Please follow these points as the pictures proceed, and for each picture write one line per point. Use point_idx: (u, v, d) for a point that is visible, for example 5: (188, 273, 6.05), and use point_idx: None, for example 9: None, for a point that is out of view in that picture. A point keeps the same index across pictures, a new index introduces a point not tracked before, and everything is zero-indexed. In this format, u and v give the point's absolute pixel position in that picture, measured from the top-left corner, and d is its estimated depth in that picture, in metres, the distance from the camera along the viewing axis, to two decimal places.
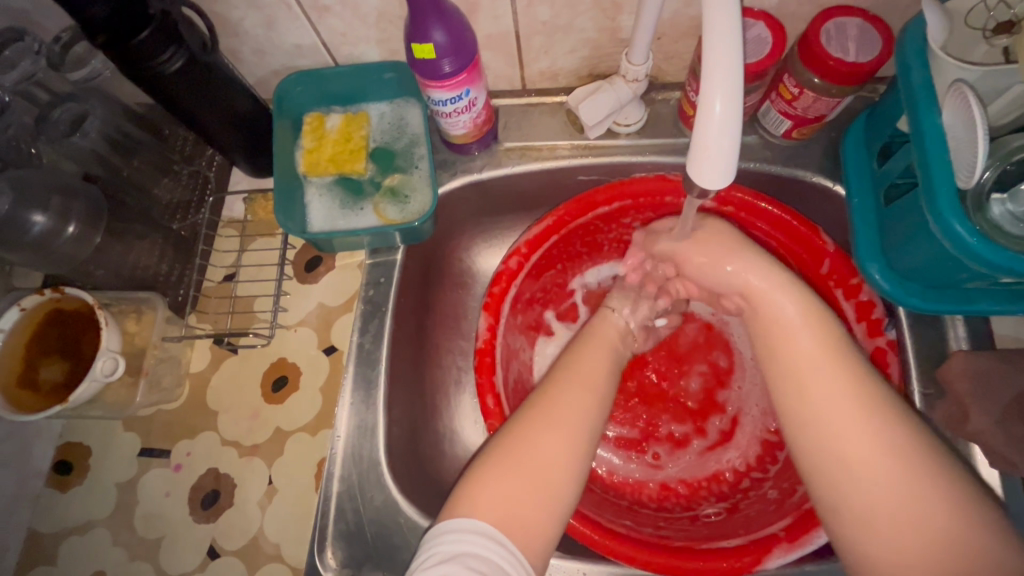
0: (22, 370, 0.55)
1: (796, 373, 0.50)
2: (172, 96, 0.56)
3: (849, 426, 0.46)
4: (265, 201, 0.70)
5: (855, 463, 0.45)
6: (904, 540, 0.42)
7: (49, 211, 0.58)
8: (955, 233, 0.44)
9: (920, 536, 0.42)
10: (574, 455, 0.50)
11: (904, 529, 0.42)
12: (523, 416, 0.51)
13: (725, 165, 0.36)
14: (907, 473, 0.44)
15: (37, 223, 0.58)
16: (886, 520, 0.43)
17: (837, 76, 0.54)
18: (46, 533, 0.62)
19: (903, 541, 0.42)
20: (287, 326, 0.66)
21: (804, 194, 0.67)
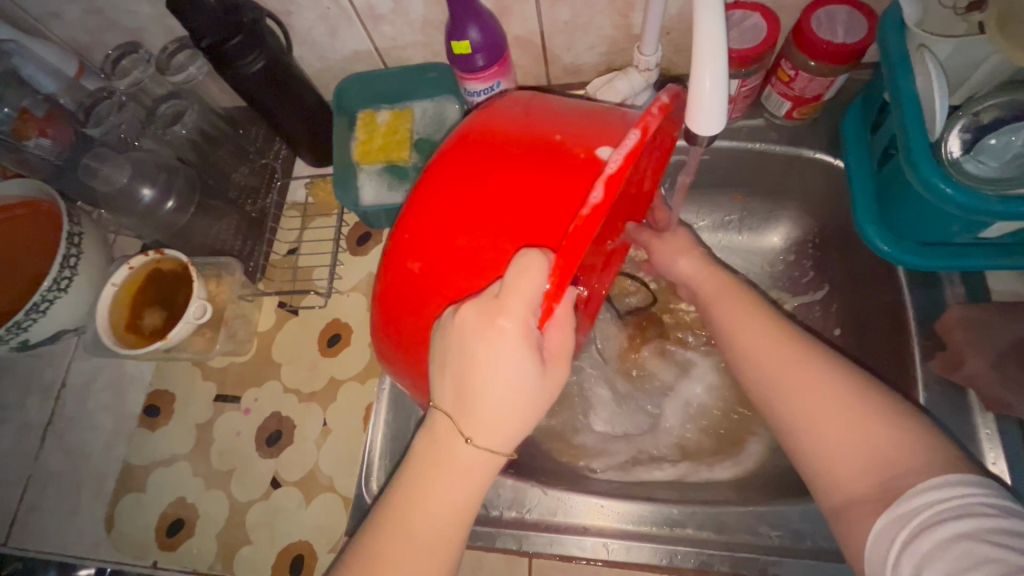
0: (129, 317, 0.66)
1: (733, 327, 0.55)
2: (253, 90, 0.68)
3: (787, 374, 0.48)
4: (325, 184, 0.81)
5: (809, 411, 0.46)
6: (860, 478, 0.43)
7: (156, 187, 0.72)
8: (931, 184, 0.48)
9: (868, 462, 0.43)
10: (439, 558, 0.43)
11: (849, 463, 0.43)
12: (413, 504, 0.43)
13: (716, 113, 0.42)
14: (850, 410, 0.45)
15: (145, 195, 0.71)
16: (828, 451, 0.44)
17: (825, 58, 0.60)
18: (137, 466, 0.72)
19: (846, 471, 0.43)
20: (341, 291, 0.76)
21: (809, 172, 0.72)
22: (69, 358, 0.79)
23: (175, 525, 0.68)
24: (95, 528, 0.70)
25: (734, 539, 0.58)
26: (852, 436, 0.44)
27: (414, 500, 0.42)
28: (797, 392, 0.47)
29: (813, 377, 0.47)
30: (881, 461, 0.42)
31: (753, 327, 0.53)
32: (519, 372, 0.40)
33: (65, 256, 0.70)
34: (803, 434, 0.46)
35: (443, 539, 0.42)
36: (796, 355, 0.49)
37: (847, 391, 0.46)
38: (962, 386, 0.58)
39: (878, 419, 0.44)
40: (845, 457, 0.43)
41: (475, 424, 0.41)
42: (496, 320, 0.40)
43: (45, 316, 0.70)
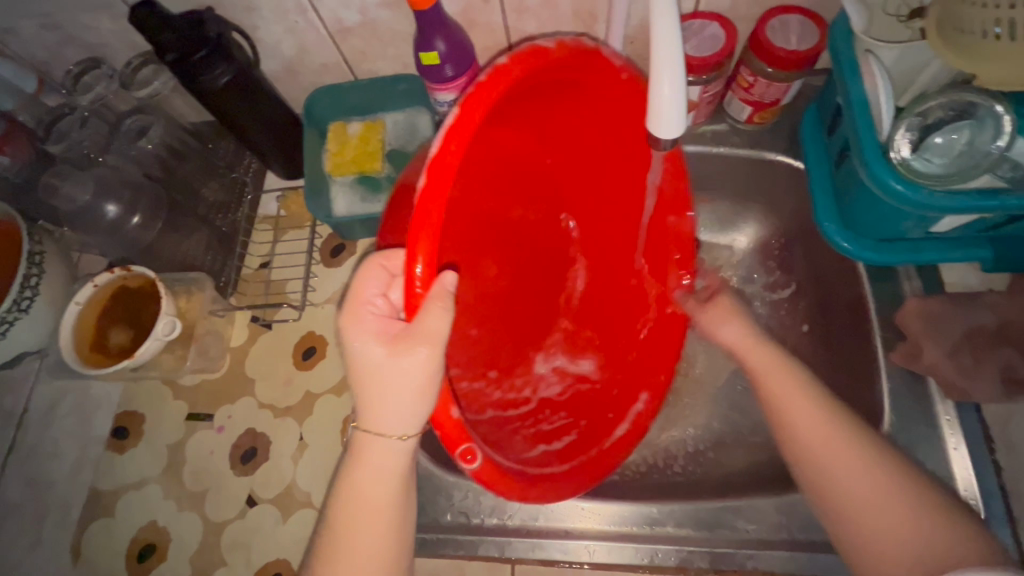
0: (95, 337, 0.64)
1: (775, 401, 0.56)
2: (221, 103, 0.67)
3: (839, 462, 0.50)
4: (297, 198, 0.81)
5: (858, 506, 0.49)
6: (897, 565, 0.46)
7: (121, 204, 0.70)
8: (883, 182, 0.50)
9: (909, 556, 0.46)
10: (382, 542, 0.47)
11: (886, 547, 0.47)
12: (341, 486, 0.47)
13: (675, 118, 0.44)
14: (896, 503, 0.48)
15: (110, 212, 0.70)
16: (874, 539, 0.47)
17: (781, 64, 0.63)
18: (105, 490, 0.70)
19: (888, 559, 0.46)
20: (316, 304, 0.75)
21: (772, 175, 0.75)
22: (30, 382, 0.76)
23: (146, 550, 0.66)
24: (60, 558, 0.67)
25: (713, 534, 0.59)
26: (897, 526, 0.47)
27: (344, 500, 0.47)
28: (838, 473, 0.50)
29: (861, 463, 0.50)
30: (922, 553, 0.45)
31: (796, 404, 0.54)
32: (394, 362, 0.43)
33: (26, 276, 0.68)
34: (848, 520, 0.49)
35: (377, 528, 0.47)
36: (845, 439, 0.51)
37: (889, 477, 0.49)
38: (923, 375, 0.61)
39: (920, 511, 0.47)
40: (887, 547, 0.47)
41: (371, 418, 0.45)
42: (373, 323, 0.45)
43: (4, 339, 0.68)
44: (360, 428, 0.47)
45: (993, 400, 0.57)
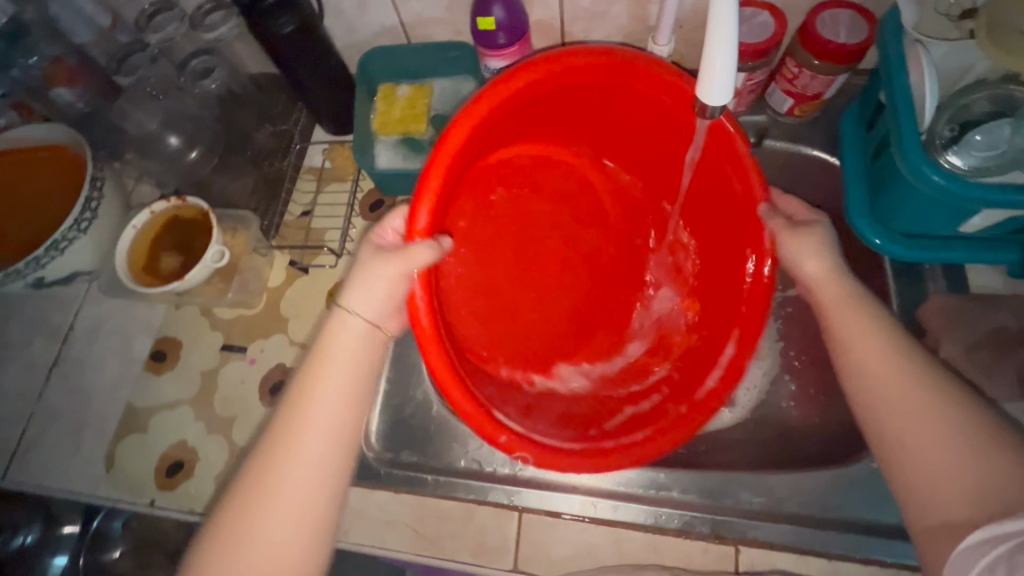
0: (147, 259, 0.69)
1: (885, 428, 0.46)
2: (284, 54, 0.71)
3: (910, 419, 0.45)
4: (342, 150, 0.83)
5: (910, 433, 0.45)
6: (940, 481, 0.43)
7: (183, 136, 0.78)
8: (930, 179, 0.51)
9: (955, 495, 0.42)
10: (328, 453, 0.49)
11: (939, 482, 0.43)
12: (289, 395, 0.51)
13: (723, 86, 0.45)
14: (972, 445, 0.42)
15: (171, 142, 0.77)
16: (924, 477, 0.43)
17: (832, 57, 0.64)
18: (140, 407, 0.74)
19: (945, 492, 0.42)
20: (352, 254, 0.79)
21: (806, 169, 0.76)
22: (78, 301, 0.81)
23: (175, 466, 0.70)
24: (95, 465, 0.72)
25: (716, 503, 0.61)
26: (946, 462, 0.43)
27: (303, 409, 0.50)
28: (907, 425, 0.45)
29: (926, 413, 0.45)
30: (987, 483, 0.41)
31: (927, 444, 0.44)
32: (372, 260, 0.53)
33: (87, 198, 0.71)
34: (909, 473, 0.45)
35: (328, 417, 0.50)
36: (934, 425, 0.44)
37: (961, 432, 0.43)
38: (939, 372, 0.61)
39: (978, 459, 0.42)
40: (938, 484, 0.43)
41: (350, 295, 0.53)
42: (369, 248, 0.54)
43: (65, 254, 0.72)
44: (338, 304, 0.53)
45: (1006, 397, 0.60)
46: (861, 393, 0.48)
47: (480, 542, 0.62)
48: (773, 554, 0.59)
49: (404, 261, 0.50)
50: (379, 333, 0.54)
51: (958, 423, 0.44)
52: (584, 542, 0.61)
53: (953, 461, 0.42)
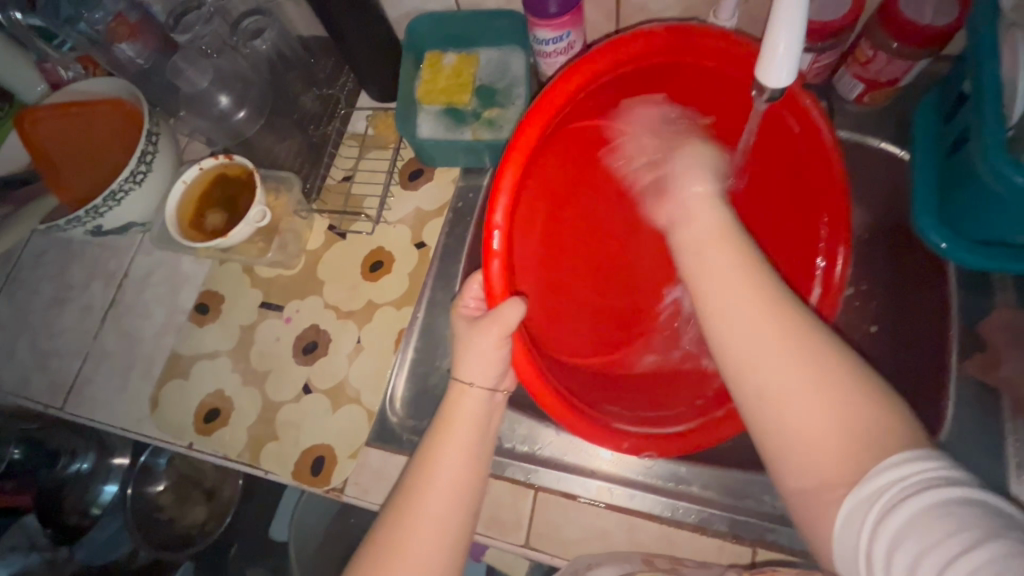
0: (195, 214, 0.73)
1: (763, 382, 0.40)
2: (333, 18, 0.70)
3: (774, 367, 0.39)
4: (386, 118, 0.83)
5: (768, 376, 0.39)
6: (827, 457, 0.37)
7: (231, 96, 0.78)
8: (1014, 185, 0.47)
9: (822, 455, 0.37)
10: (444, 534, 0.49)
11: (810, 444, 0.37)
12: (413, 460, 0.52)
13: (788, 67, 0.42)
14: (810, 382, 0.38)
15: (221, 102, 0.77)
16: (796, 433, 0.38)
17: (912, 40, 0.58)
18: (184, 355, 0.78)
19: (817, 456, 0.37)
20: (389, 222, 0.79)
21: (871, 163, 0.71)
22: (133, 250, 0.86)
23: (211, 413, 0.74)
24: (141, 406, 0.77)
25: (736, 502, 0.59)
26: (809, 412, 0.38)
27: (420, 483, 0.50)
28: (774, 376, 0.39)
29: (777, 347, 0.40)
30: (850, 430, 0.36)
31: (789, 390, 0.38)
32: (469, 336, 0.53)
33: (143, 151, 0.74)
34: (781, 446, 0.39)
35: (449, 504, 0.49)
36: (800, 365, 0.39)
37: (827, 373, 0.38)
38: (995, 390, 0.58)
39: (835, 410, 0.37)
40: (810, 449, 0.37)
41: (464, 368, 0.53)
42: (462, 323, 0.55)
43: (121, 205, 0.76)
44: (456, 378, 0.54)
45: None
46: (720, 341, 0.42)
47: (494, 515, 0.63)
48: (793, 561, 0.57)
49: (498, 324, 0.50)
50: (497, 395, 0.55)
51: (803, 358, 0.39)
52: (597, 526, 0.61)
53: (832, 421, 0.37)
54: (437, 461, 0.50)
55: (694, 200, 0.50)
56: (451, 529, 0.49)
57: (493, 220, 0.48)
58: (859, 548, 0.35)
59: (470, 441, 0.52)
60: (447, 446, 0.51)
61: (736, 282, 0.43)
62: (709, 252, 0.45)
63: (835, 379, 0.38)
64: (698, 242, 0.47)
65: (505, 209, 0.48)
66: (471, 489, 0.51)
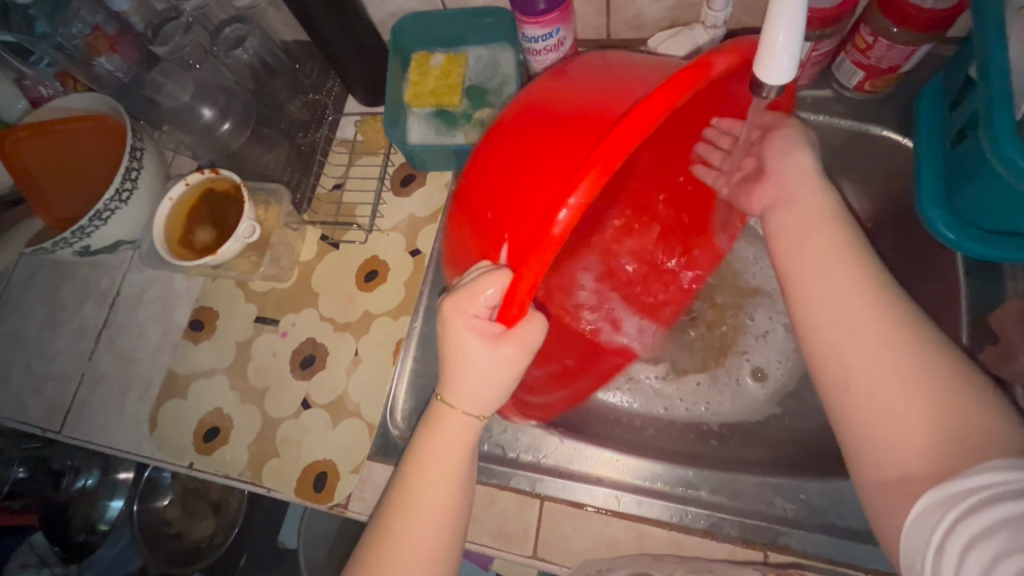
0: (183, 231, 0.71)
1: (842, 364, 0.43)
2: (316, 24, 0.68)
3: (863, 345, 0.42)
4: (374, 123, 0.81)
5: (862, 372, 0.41)
6: (917, 451, 0.38)
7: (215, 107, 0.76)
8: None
9: (923, 438, 0.38)
10: (439, 543, 0.47)
11: (899, 435, 0.39)
12: (399, 471, 0.49)
13: (788, 64, 0.40)
14: (915, 376, 0.39)
15: (204, 115, 0.76)
16: (888, 425, 0.39)
17: (913, 24, 0.56)
18: (180, 373, 0.77)
19: (906, 447, 0.39)
20: (382, 230, 0.78)
21: (874, 152, 0.69)
22: (124, 268, 0.84)
23: (211, 432, 0.73)
24: (140, 427, 0.76)
25: (747, 506, 0.58)
26: (914, 411, 0.39)
27: (411, 497, 0.47)
28: (860, 358, 0.42)
29: (874, 333, 0.42)
30: (958, 431, 0.37)
31: (874, 375, 0.41)
32: (471, 352, 0.47)
33: (128, 168, 0.72)
34: (860, 428, 0.41)
35: (436, 526, 0.47)
36: (891, 345, 0.41)
37: (928, 365, 0.40)
38: (1010, 382, 0.56)
39: (924, 394, 0.39)
40: (898, 436, 0.39)
41: (456, 392, 0.48)
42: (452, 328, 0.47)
43: (107, 224, 0.74)
44: (443, 400, 0.50)
45: None
46: (806, 322, 0.46)
47: (500, 527, 0.62)
48: (805, 563, 0.56)
49: (520, 338, 0.47)
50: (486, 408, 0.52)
51: (909, 342, 0.41)
52: (605, 535, 0.60)
53: (927, 408, 0.38)
54: (424, 472, 0.48)
55: (794, 178, 0.51)
56: (440, 551, 0.47)
57: (554, 233, 0.37)
58: (932, 542, 0.35)
59: (460, 466, 0.49)
60: (435, 458, 0.48)
61: (828, 269, 0.46)
62: (807, 233, 0.48)
63: (926, 367, 0.40)
64: (793, 227, 0.49)
65: (571, 218, 0.37)
66: (461, 496, 0.49)
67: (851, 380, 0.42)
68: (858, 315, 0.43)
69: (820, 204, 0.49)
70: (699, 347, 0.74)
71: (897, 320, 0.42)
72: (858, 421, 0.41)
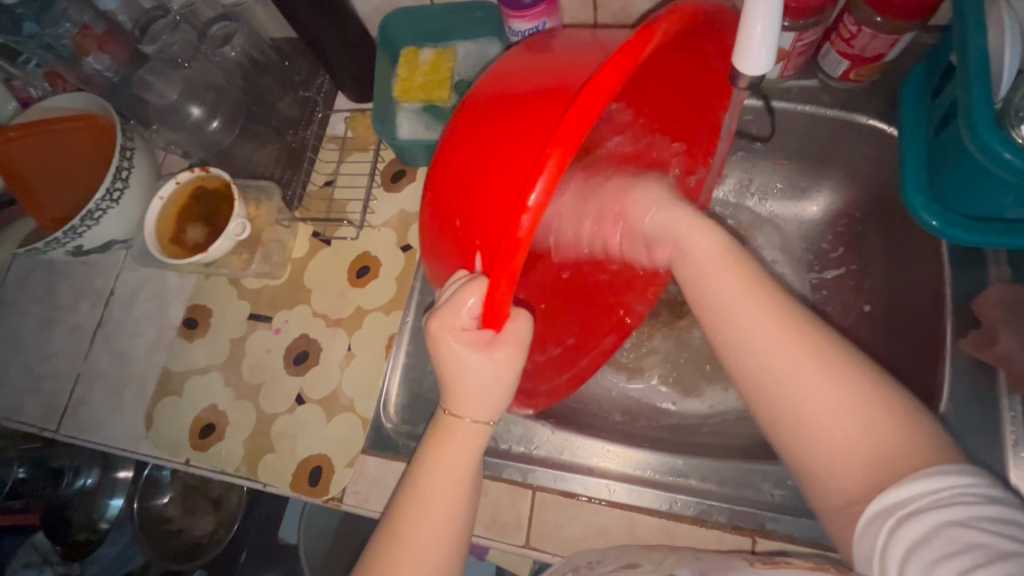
0: (173, 229, 0.71)
1: (784, 394, 0.41)
2: (302, 20, 0.68)
3: (791, 368, 0.41)
4: (364, 119, 0.81)
5: (811, 407, 0.40)
6: (853, 476, 0.39)
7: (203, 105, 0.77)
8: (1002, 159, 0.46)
9: (859, 464, 0.38)
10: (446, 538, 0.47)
11: (840, 462, 0.39)
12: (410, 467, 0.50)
13: (765, 56, 0.40)
14: (850, 402, 0.39)
15: (194, 113, 0.76)
16: (824, 453, 0.39)
17: (894, 13, 0.57)
18: (175, 371, 0.77)
19: (842, 469, 0.39)
20: (373, 226, 0.78)
21: (861, 142, 0.69)
22: (118, 268, 0.85)
23: (206, 428, 0.73)
24: (136, 425, 0.76)
25: (735, 493, 0.59)
26: (845, 433, 0.39)
27: (423, 492, 0.48)
28: (788, 383, 0.41)
29: (794, 354, 0.41)
30: (876, 453, 0.38)
31: (811, 400, 0.40)
32: (465, 360, 0.46)
33: (118, 168, 0.72)
34: (806, 458, 0.40)
35: (448, 525, 0.47)
36: (811, 366, 0.40)
37: (857, 388, 0.39)
38: (992, 366, 0.57)
39: (857, 419, 0.39)
40: (834, 461, 0.39)
41: (456, 402, 0.48)
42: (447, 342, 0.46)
43: (99, 224, 0.75)
44: (449, 412, 0.49)
45: None
46: (735, 350, 0.44)
47: (493, 517, 0.63)
48: (792, 548, 0.57)
49: (513, 339, 0.46)
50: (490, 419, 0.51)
51: (836, 366, 0.40)
52: (596, 524, 0.61)
53: (859, 430, 0.38)
54: (434, 468, 0.48)
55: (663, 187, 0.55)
56: (452, 547, 0.48)
57: (523, 217, 0.34)
58: (875, 549, 0.37)
59: (470, 467, 0.49)
60: (445, 457, 0.48)
61: (740, 290, 0.45)
62: (718, 266, 0.47)
63: (844, 384, 0.39)
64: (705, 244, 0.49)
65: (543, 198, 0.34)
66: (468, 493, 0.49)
67: (797, 412, 0.40)
68: (790, 341, 0.42)
69: (717, 245, 0.48)
70: (690, 337, 0.75)
71: (825, 342, 0.41)
72: (797, 456, 0.41)
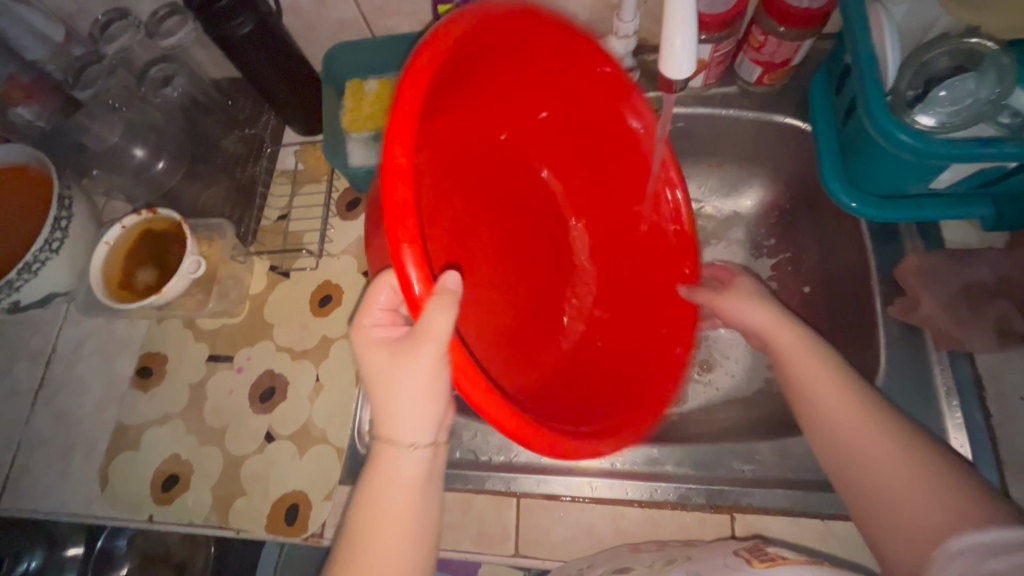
0: (121, 275, 0.69)
1: (855, 464, 0.49)
2: (246, 57, 0.69)
3: (851, 437, 0.50)
4: (314, 151, 0.82)
5: (878, 469, 0.48)
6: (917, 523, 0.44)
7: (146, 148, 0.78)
8: (901, 141, 0.52)
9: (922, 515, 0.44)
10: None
11: (905, 515, 0.45)
12: (353, 506, 0.49)
13: (687, 62, 0.45)
14: (908, 466, 0.47)
15: (135, 155, 0.77)
16: (900, 514, 0.45)
17: (794, 22, 0.63)
18: (130, 425, 0.73)
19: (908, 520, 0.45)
20: (332, 254, 0.78)
21: (781, 137, 0.76)
22: (59, 323, 0.80)
23: (169, 480, 0.70)
24: (89, 487, 0.72)
25: (710, 474, 0.62)
26: (914, 495, 0.45)
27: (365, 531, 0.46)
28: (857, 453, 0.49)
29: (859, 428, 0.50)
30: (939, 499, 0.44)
31: (878, 469, 0.48)
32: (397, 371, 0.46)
33: (56, 218, 0.70)
34: (880, 516, 0.47)
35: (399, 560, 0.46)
36: (875, 437, 0.49)
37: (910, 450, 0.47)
38: (919, 328, 0.62)
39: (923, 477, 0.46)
40: (906, 517, 0.45)
41: (393, 424, 0.48)
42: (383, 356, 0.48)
43: (37, 277, 0.71)
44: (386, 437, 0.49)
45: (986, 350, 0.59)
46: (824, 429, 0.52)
47: (481, 530, 0.63)
48: (768, 520, 0.60)
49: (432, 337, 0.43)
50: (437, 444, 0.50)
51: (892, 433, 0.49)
52: (582, 524, 0.62)
53: (922, 486, 0.45)
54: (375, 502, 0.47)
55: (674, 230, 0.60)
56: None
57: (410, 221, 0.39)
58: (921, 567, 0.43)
59: (411, 495, 0.48)
60: (383, 490, 0.47)
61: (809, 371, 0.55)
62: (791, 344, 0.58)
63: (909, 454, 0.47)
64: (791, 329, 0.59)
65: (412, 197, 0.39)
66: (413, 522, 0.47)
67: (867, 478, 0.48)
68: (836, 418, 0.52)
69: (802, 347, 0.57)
70: None
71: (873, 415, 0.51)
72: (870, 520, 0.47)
